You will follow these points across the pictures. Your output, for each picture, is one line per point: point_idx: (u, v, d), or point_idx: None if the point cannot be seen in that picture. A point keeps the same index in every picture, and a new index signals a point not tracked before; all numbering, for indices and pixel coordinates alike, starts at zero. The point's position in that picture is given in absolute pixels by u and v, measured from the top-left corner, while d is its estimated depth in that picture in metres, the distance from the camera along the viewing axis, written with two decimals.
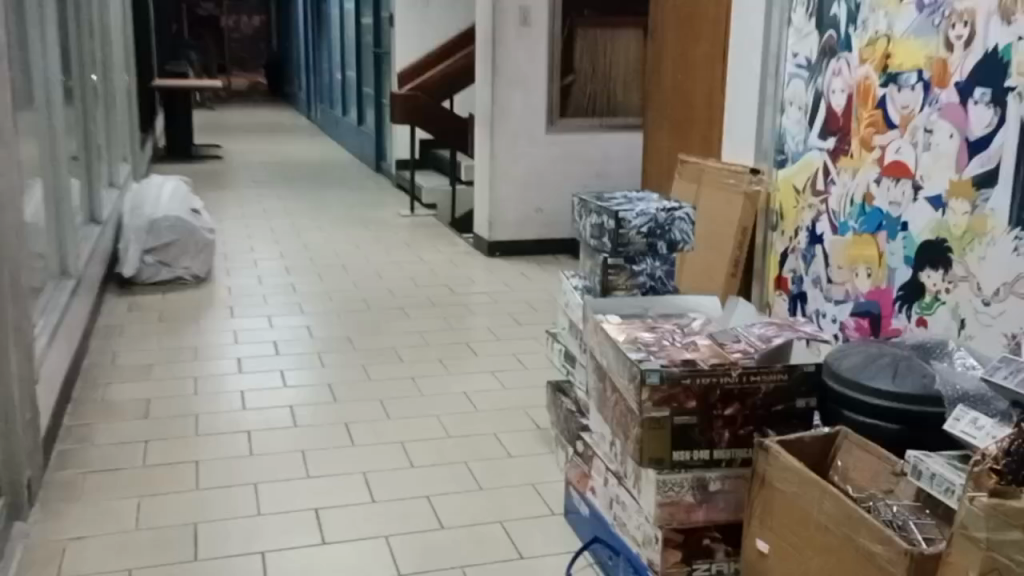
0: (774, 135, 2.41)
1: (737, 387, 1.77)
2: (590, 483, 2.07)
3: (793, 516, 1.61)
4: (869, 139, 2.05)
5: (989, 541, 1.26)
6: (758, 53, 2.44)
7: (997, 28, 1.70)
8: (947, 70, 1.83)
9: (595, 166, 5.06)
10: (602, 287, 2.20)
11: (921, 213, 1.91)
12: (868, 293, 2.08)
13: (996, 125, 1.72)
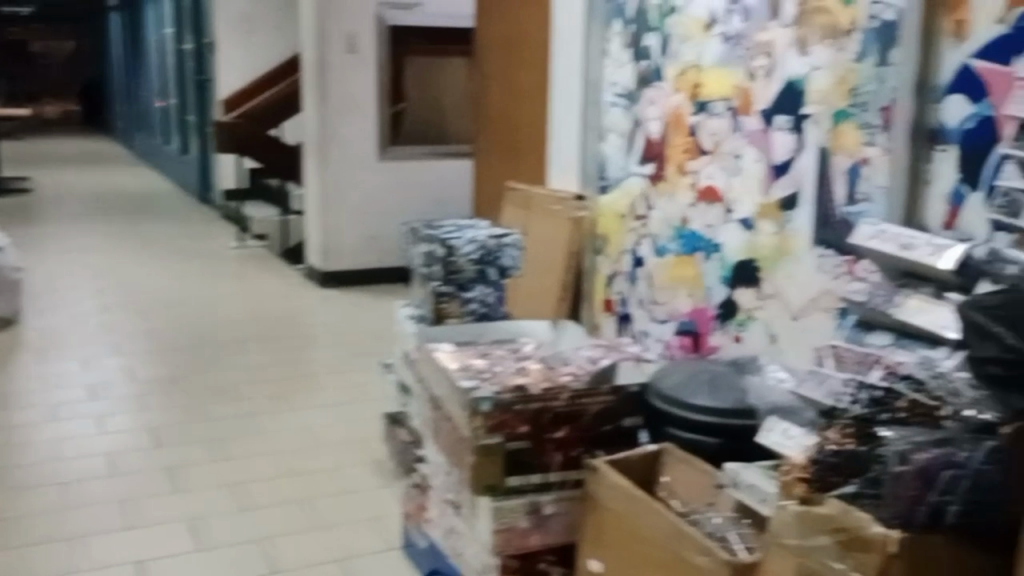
0: (596, 162, 2.48)
1: (566, 410, 1.81)
2: (427, 515, 2.05)
3: (623, 534, 1.64)
4: (684, 164, 2.14)
5: (802, 548, 1.33)
6: (578, 81, 2.51)
7: (794, 59, 1.84)
8: (750, 97, 1.94)
9: (431, 194, 5.08)
10: (435, 314, 2.20)
11: (733, 235, 2.01)
12: (689, 312, 2.16)
13: (796, 149, 1.85)
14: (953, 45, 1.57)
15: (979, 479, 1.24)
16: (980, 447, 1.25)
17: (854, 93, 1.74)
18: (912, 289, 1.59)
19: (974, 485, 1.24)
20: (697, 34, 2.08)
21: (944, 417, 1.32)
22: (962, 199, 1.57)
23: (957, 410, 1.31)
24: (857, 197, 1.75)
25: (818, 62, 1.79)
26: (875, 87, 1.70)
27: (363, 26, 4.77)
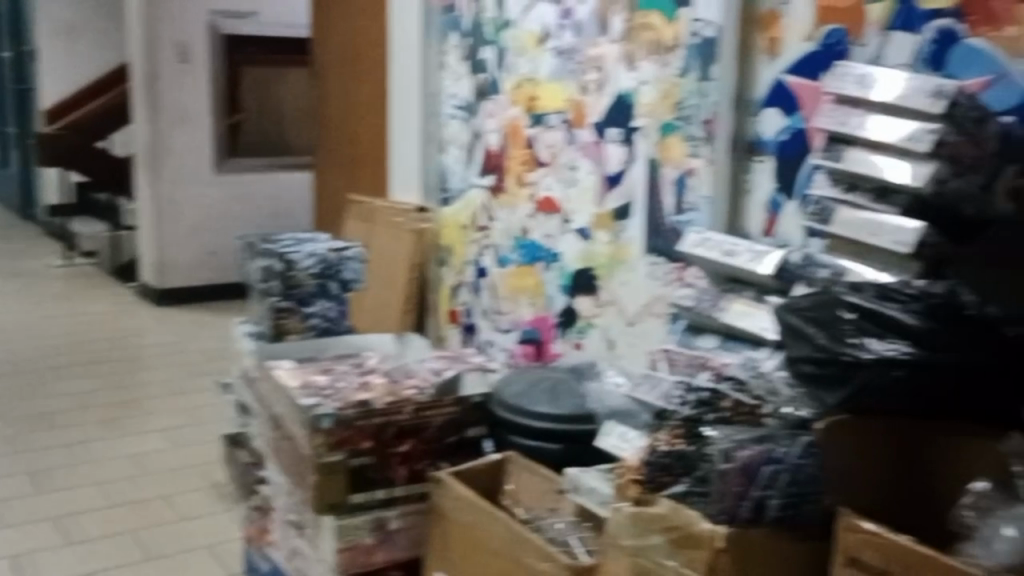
0: (438, 173, 2.51)
1: (411, 423, 1.80)
2: (270, 537, 1.99)
3: (469, 545, 1.65)
4: (523, 176, 2.21)
5: (637, 548, 1.37)
6: (416, 93, 2.52)
7: (622, 73, 1.94)
8: (583, 110, 2.03)
9: (271, 205, 4.97)
10: (274, 330, 2.15)
11: (570, 245, 2.11)
12: (530, 320, 2.23)
13: (627, 161, 1.96)
14: (766, 61, 1.71)
15: (798, 473, 1.28)
16: (797, 444, 1.29)
17: (678, 106, 1.85)
18: (736, 293, 1.67)
19: (793, 480, 1.28)
20: (531, 48, 2.16)
21: (765, 415, 1.41)
22: (780, 206, 1.70)
23: (777, 408, 1.41)
24: (685, 207, 1.86)
25: (645, 77, 1.90)
26: (698, 100, 1.81)
27: (195, 34, 4.63)
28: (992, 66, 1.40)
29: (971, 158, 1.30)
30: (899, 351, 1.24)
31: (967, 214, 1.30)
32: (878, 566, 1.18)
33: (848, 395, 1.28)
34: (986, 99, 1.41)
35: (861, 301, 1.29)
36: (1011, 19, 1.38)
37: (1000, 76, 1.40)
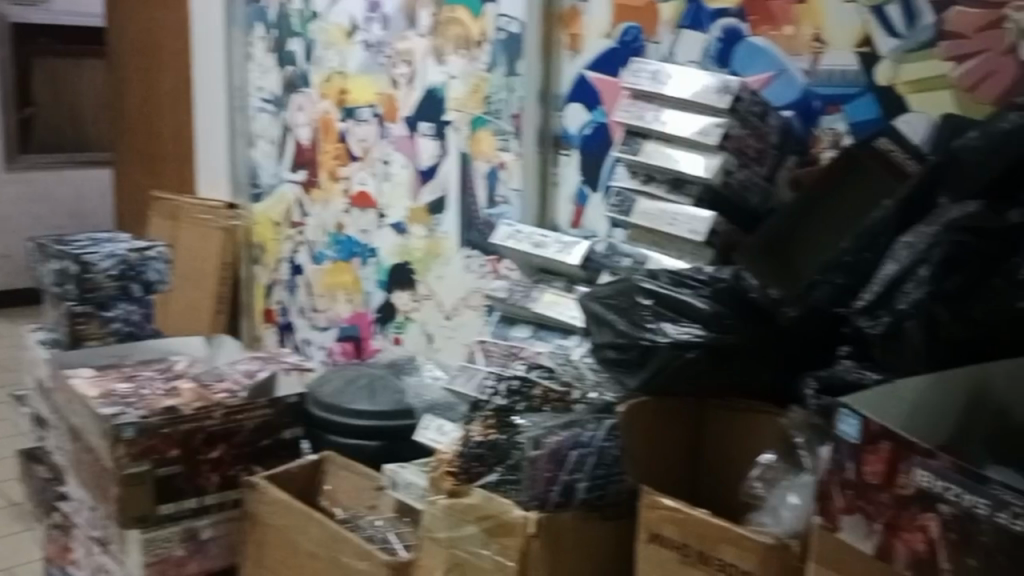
0: (248, 169, 2.44)
1: (221, 428, 1.74)
2: (74, 555, 1.88)
3: (285, 549, 1.61)
4: (335, 170, 2.18)
5: (451, 540, 1.38)
6: (222, 86, 2.45)
7: (432, 67, 1.97)
8: (394, 104, 2.04)
9: (69, 205, 4.69)
10: (71, 337, 2.04)
11: (387, 239, 2.10)
12: (349, 318, 2.20)
13: (440, 155, 1.98)
14: (569, 56, 1.77)
15: (603, 455, 1.33)
16: (602, 426, 1.34)
17: (487, 101, 1.89)
18: (546, 284, 1.73)
19: (599, 462, 1.33)
20: (340, 41, 2.13)
21: (574, 401, 1.44)
22: (586, 198, 1.78)
23: (583, 393, 1.44)
24: (497, 200, 1.90)
25: (454, 71, 1.93)
26: (505, 95, 1.87)
27: None
28: (772, 63, 1.55)
29: (756, 151, 1.50)
30: (690, 334, 1.30)
31: (751, 202, 1.49)
32: (679, 541, 1.24)
33: (645, 378, 1.34)
34: (765, 95, 1.57)
35: (658, 287, 1.36)
36: (787, 20, 1.52)
37: (778, 73, 1.54)
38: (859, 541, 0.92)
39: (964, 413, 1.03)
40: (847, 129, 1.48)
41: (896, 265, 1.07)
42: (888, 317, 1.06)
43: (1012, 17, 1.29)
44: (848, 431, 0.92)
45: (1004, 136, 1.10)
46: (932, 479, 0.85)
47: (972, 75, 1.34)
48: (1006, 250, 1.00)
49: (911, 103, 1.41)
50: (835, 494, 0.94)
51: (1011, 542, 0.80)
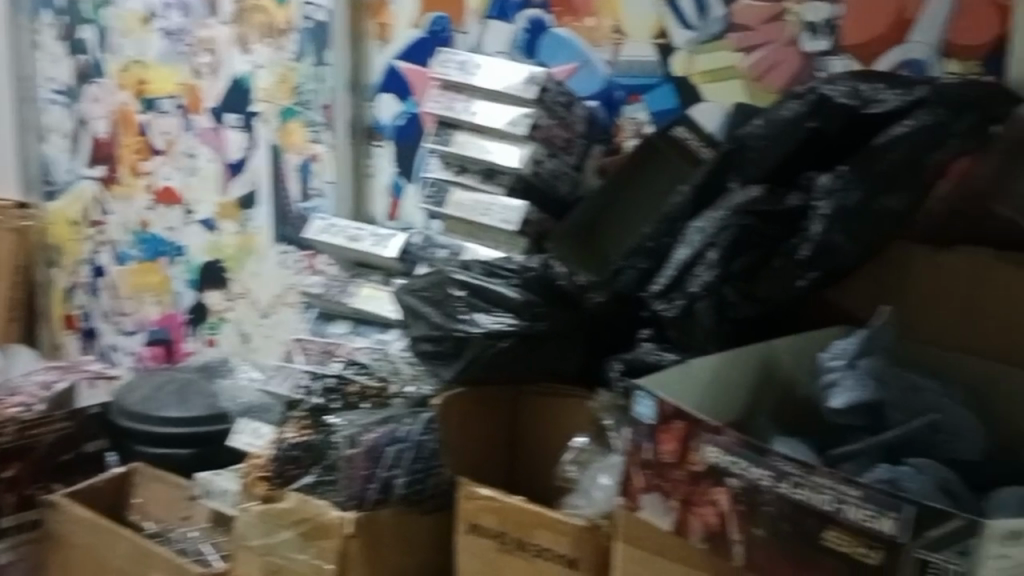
0: (40, 164, 2.28)
1: (14, 445, 1.67)
2: None
3: (92, 568, 1.52)
4: (136, 165, 2.08)
5: (268, 547, 1.35)
6: (6, 76, 2.28)
7: (237, 57, 1.90)
8: (197, 94, 1.96)
9: None
10: None
11: (195, 237, 2.02)
12: (157, 320, 2.11)
13: (250, 148, 1.91)
14: (378, 46, 1.77)
15: (420, 449, 1.31)
16: (419, 419, 1.32)
17: (296, 92, 1.84)
18: (363, 278, 1.70)
19: (417, 456, 1.31)
20: (136, 28, 2.02)
21: (392, 395, 1.40)
22: (401, 190, 1.77)
23: (401, 387, 1.41)
24: (310, 193, 1.85)
25: (259, 61, 1.87)
26: (315, 85, 1.82)
27: None
28: (576, 51, 1.61)
29: (564, 141, 1.53)
30: (504, 323, 1.30)
31: (561, 190, 1.51)
32: (496, 529, 1.25)
33: (461, 368, 1.33)
34: (571, 86, 1.62)
35: (469, 278, 1.34)
36: (588, 12, 1.58)
37: (582, 63, 1.60)
38: (658, 518, 0.95)
39: (754, 390, 1.07)
40: (648, 118, 1.55)
41: (687, 249, 1.11)
42: (681, 300, 1.10)
43: (791, 10, 1.41)
44: (643, 413, 0.95)
45: (783, 125, 1.14)
46: (721, 455, 0.88)
47: (760, 65, 1.44)
48: (786, 233, 1.09)
49: (704, 92, 1.50)
50: (634, 474, 0.96)
51: (792, 510, 0.83)
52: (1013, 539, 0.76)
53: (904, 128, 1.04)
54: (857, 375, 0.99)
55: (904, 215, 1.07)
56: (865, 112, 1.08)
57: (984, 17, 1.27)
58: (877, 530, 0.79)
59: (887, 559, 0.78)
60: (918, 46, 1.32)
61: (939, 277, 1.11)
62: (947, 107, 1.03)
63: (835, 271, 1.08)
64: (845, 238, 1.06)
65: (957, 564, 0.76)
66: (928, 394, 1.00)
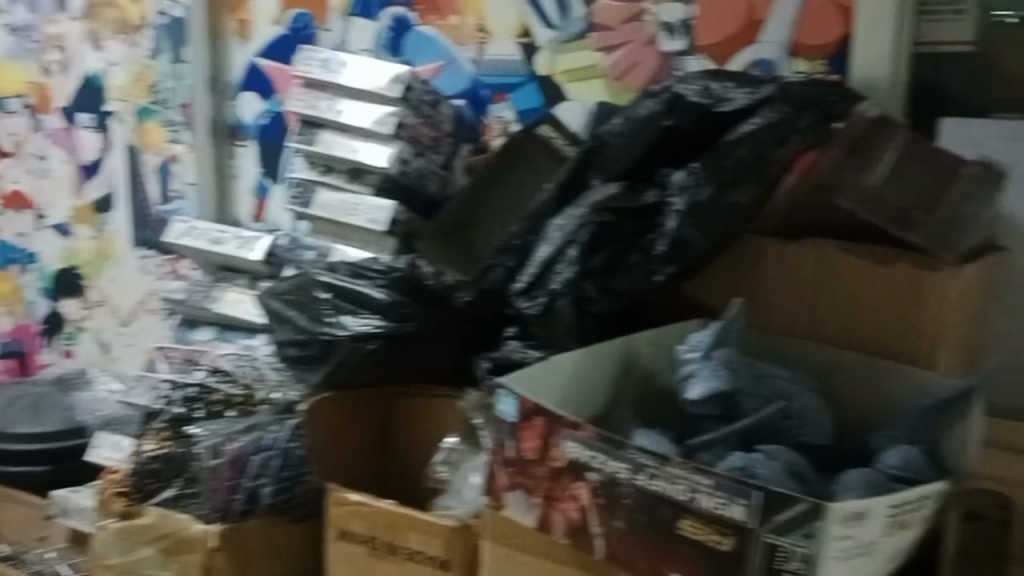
0: None
1: None
2: None
3: None
4: None
5: (127, 564, 1.30)
6: None
7: (88, 53, 1.86)
8: (48, 94, 1.91)
9: None
10: None
11: (48, 243, 1.98)
12: (9, 332, 2.06)
13: (104, 150, 1.87)
14: (239, 43, 1.75)
15: (288, 456, 1.28)
16: (285, 427, 1.29)
17: (153, 90, 1.81)
18: (228, 282, 1.65)
19: (285, 463, 1.28)
20: None
21: (258, 403, 1.36)
22: (267, 191, 1.74)
23: (267, 394, 1.36)
24: (170, 195, 1.82)
25: (113, 58, 1.84)
26: (173, 84, 1.80)
27: None
28: (441, 51, 1.61)
29: (431, 139, 1.52)
30: (370, 326, 1.27)
31: (429, 189, 1.49)
32: (367, 534, 1.23)
33: (328, 372, 1.30)
34: (436, 84, 1.63)
35: (335, 280, 1.31)
36: (452, 11, 1.60)
37: (447, 62, 1.61)
38: (520, 514, 0.94)
39: (614, 383, 1.09)
40: (513, 117, 1.57)
41: (548, 246, 1.13)
42: (544, 297, 1.11)
43: (649, 11, 1.45)
44: (507, 411, 0.93)
45: (640, 123, 1.17)
46: (581, 450, 0.88)
47: (620, 65, 1.48)
48: (642, 229, 1.12)
49: (567, 91, 1.53)
50: (498, 473, 0.95)
51: (648, 502, 0.84)
52: (855, 520, 0.78)
53: (753, 125, 1.10)
54: (713, 365, 1.02)
55: (748, 212, 1.10)
56: (715, 110, 1.13)
57: (828, 18, 1.33)
58: (728, 517, 0.80)
59: (740, 546, 0.80)
60: (768, 46, 1.38)
61: (786, 269, 1.16)
62: (790, 105, 1.10)
63: (690, 265, 1.11)
64: (699, 233, 1.09)
65: (803, 546, 0.78)
66: (777, 381, 1.04)
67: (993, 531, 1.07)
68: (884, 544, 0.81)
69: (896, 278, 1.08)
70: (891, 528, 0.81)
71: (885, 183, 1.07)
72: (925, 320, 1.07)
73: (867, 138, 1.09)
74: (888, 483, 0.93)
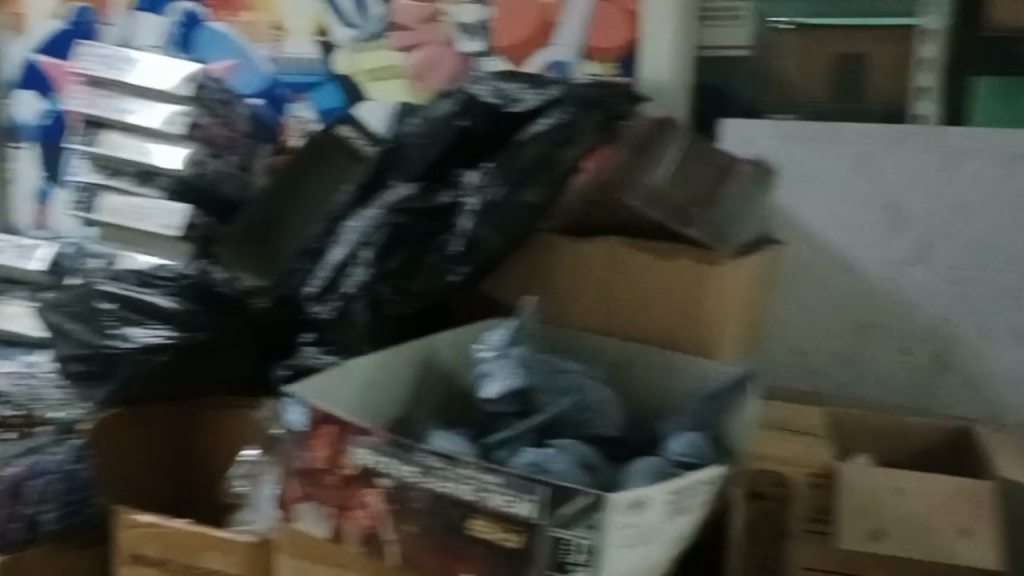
0: None
1: None
2: None
3: None
4: None
5: None
6: None
7: None
8: None
9: None
10: None
11: None
12: None
13: None
14: (15, 38, 1.75)
15: (71, 479, 1.20)
16: (67, 448, 1.22)
17: None
18: (5, 295, 1.54)
19: (69, 488, 1.20)
20: None
21: (38, 423, 1.28)
22: (49, 195, 1.73)
23: (48, 412, 1.28)
24: None
25: None
26: None
27: None
28: (237, 49, 1.61)
29: (226, 139, 1.44)
30: (159, 336, 1.21)
31: (226, 192, 1.39)
32: (159, 557, 1.17)
33: (113, 389, 1.22)
34: (232, 84, 1.60)
35: (121, 290, 1.24)
36: (246, 7, 1.59)
37: (242, 60, 1.60)
38: (314, 526, 0.91)
39: (414, 386, 1.08)
40: (313, 117, 1.57)
41: (342, 248, 1.11)
42: (336, 301, 1.10)
43: (446, 12, 1.47)
44: (294, 421, 0.91)
45: (434, 124, 1.14)
46: (373, 456, 0.85)
47: (418, 65, 1.50)
48: (437, 230, 1.11)
49: (368, 91, 1.54)
50: (289, 483, 0.92)
51: (439, 503, 0.83)
52: (635, 508, 0.80)
53: (543, 125, 1.11)
54: (509, 362, 1.02)
55: (540, 212, 1.12)
56: (505, 111, 1.13)
57: (615, 22, 1.40)
58: (517, 515, 0.79)
59: (528, 543, 0.80)
60: (562, 48, 1.42)
61: (580, 266, 1.18)
62: (578, 105, 1.13)
63: (485, 265, 1.12)
64: (492, 234, 1.10)
65: (587, 538, 0.78)
66: (571, 376, 1.05)
67: (774, 509, 1.14)
68: (665, 529, 0.84)
69: (680, 271, 1.12)
70: (671, 514, 0.83)
71: (668, 181, 1.13)
72: (707, 313, 1.12)
73: (651, 137, 1.14)
74: (672, 469, 0.97)
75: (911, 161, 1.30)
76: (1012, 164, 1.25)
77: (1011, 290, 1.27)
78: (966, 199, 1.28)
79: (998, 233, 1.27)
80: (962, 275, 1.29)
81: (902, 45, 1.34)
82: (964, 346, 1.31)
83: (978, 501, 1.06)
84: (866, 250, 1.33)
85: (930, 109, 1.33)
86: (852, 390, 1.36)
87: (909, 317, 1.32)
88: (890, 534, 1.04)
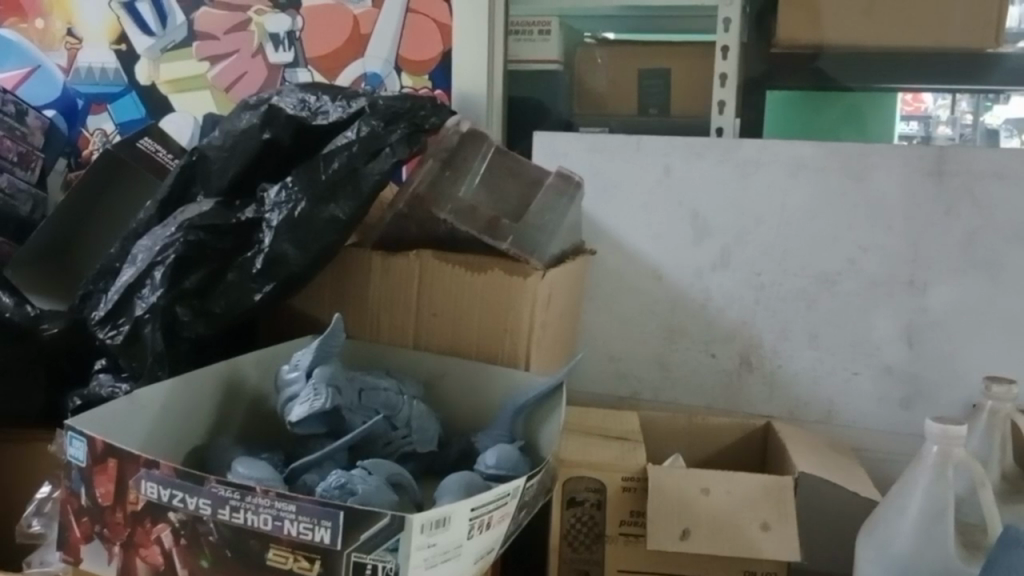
0: None
1: None
2: None
3: None
4: None
5: None
6: None
7: None
8: None
9: None
10: None
11: None
12: None
13: None
14: None
15: None
16: None
17: None
18: None
19: None
20: None
21: None
22: None
23: None
24: None
25: None
26: None
27: None
28: (28, 57, 1.60)
29: (17, 154, 1.39)
30: None
31: (21, 211, 1.37)
32: None
33: None
34: (23, 93, 1.60)
35: None
36: (37, 14, 1.59)
37: (35, 69, 1.60)
38: (101, 567, 0.86)
39: (216, 412, 1.04)
40: (114, 128, 1.58)
41: (132, 269, 1.07)
42: (127, 324, 1.06)
43: (254, 21, 1.49)
44: (75, 455, 0.85)
45: (238, 136, 1.12)
46: (158, 490, 0.81)
47: (224, 77, 1.52)
48: (238, 247, 1.08)
49: (174, 102, 1.55)
50: (72, 523, 0.87)
51: (233, 536, 0.79)
52: (437, 527, 0.78)
53: (346, 139, 1.07)
54: (313, 385, 0.97)
55: (347, 227, 1.08)
56: (311, 125, 1.11)
57: (428, 34, 1.43)
58: (314, 542, 0.77)
59: (326, 569, 0.77)
60: (375, 59, 1.45)
61: (392, 281, 1.16)
62: (381, 119, 1.08)
63: (291, 283, 1.09)
64: (294, 249, 1.06)
65: (387, 560, 0.77)
66: (385, 392, 1.02)
67: (590, 514, 1.14)
68: (469, 546, 0.83)
69: (491, 283, 1.12)
70: (474, 530, 0.83)
71: (474, 193, 1.16)
72: (520, 324, 1.12)
73: (460, 151, 1.17)
74: (484, 483, 0.95)
75: (710, 171, 1.35)
76: (800, 174, 1.33)
77: (805, 292, 1.35)
78: (761, 208, 1.34)
79: (791, 239, 1.34)
80: (760, 279, 1.36)
81: (699, 60, 1.40)
82: (762, 348, 1.38)
83: (779, 494, 1.11)
84: (670, 257, 1.39)
85: (727, 121, 1.39)
86: (664, 392, 1.42)
87: (714, 321, 1.39)
88: (697, 533, 1.09)
